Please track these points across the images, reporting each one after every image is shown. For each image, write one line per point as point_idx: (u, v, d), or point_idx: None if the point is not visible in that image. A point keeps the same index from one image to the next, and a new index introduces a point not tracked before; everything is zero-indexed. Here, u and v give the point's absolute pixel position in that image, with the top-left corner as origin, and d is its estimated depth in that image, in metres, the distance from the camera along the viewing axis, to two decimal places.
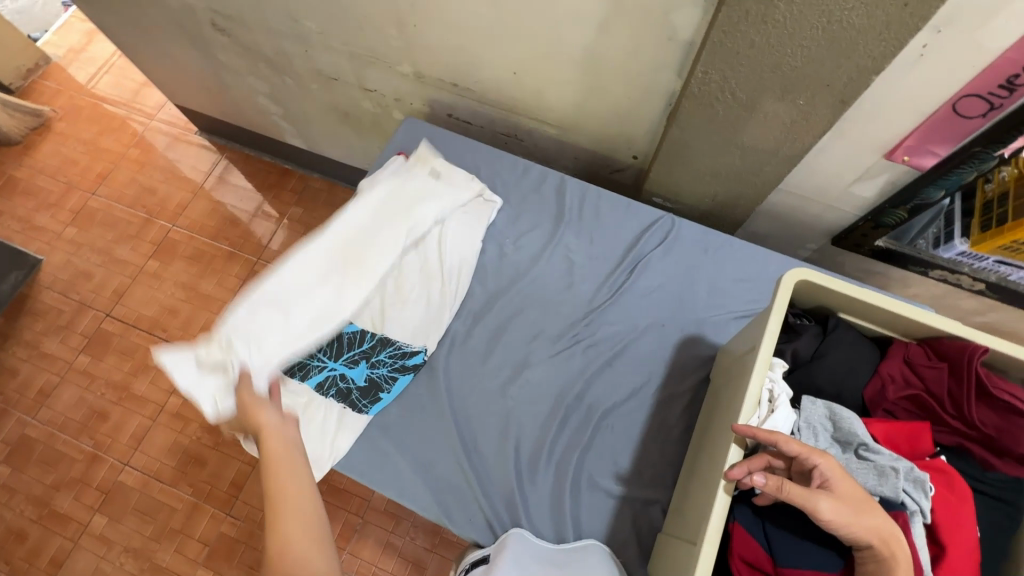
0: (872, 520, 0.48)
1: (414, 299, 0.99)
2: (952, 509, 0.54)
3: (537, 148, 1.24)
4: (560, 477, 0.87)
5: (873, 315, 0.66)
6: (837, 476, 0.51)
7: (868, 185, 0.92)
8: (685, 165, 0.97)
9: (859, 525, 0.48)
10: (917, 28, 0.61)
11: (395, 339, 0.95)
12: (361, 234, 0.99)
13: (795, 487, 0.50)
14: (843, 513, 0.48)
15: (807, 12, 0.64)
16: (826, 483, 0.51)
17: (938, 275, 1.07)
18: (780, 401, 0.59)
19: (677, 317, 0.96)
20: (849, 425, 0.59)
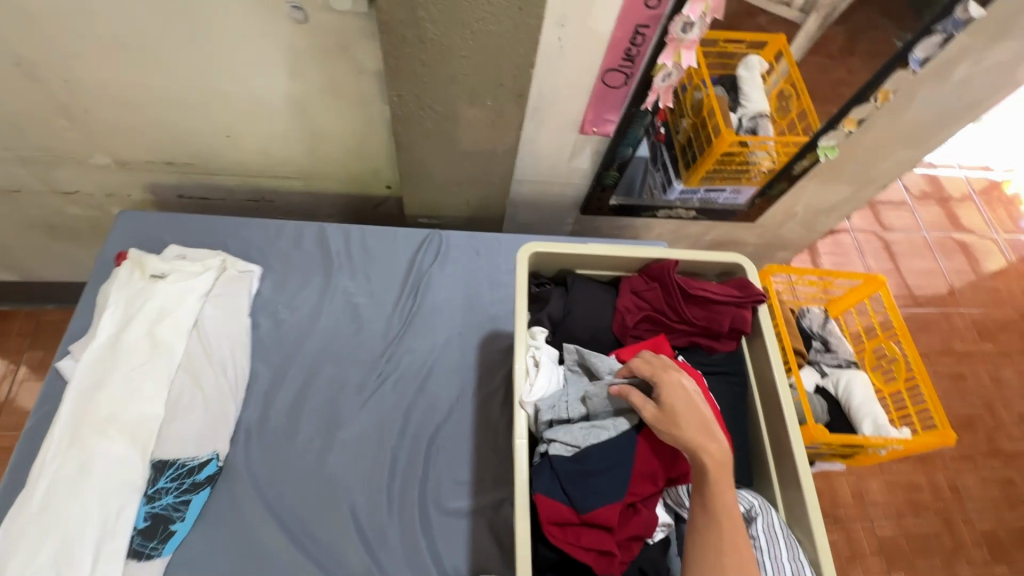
0: (690, 428, 0.55)
1: (180, 412, 0.84)
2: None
3: (293, 206, 1.18)
4: (409, 522, 0.83)
5: (598, 262, 0.76)
6: (677, 388, 0.57)
7: (582, 157, 1.07)
8: (432, 181, 1.02)
9: (681, 432, 0.54)
10: (538, 24, 0.72)
11: (173, 457, 0.80)
12: (96, 365, 0.83)
13: (643, 398, 0.57)
14: (666, 421, 0.55)
15: (450, 27, 0.72)
16: (661, 396, 0.57)
17: (664, 215, 1.28)
18: (542, 364, 0.64)
19: (472, 321, 1.01)
20: (600, 361, 0.65)
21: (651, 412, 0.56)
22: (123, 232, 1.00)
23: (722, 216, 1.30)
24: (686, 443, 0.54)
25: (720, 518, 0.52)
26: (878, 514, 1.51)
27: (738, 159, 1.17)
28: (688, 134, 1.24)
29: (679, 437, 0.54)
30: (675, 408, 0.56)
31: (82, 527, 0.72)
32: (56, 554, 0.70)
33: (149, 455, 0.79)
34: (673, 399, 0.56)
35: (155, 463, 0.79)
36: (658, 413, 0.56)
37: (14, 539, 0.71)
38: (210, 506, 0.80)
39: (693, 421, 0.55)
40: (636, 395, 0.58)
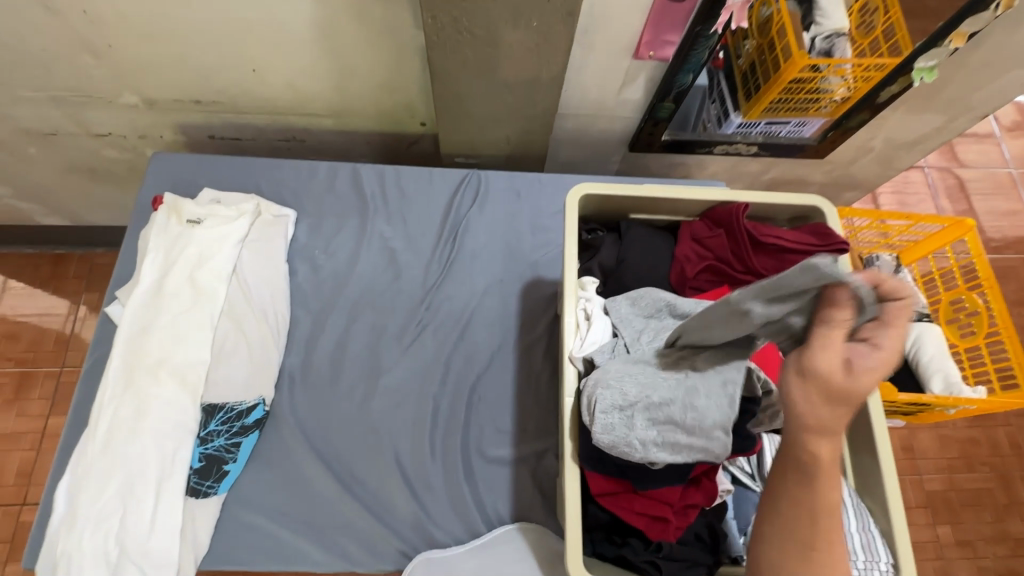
0: (830, 406, 0.43)
1: (228, 356, 0.84)
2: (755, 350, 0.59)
3: (324, 146, 1.13)
4: (452, 468, 0.83)
5: (656, 206, 0.69)
6: (875, 362, 0.42)
7: (635, 87, 0.96)
8: (470, 116, 0.94)
9: (819, 404, 0.43)
10: None
11: (222, 401, 0.82)
12: (144, 309, 0.84)
13: (830, 344, 0.43)
14: (815, 382, 0.43)
15: None
16: (852, 360, 0.43)
17: (722, 151, 1.16)
18: (595, 315, 0.59)
19: (512, 268, 0.96)
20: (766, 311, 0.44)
21: (823, 372, 0.43)
22: (156, 176, 0.98)
23: (786, 153, 1.18)
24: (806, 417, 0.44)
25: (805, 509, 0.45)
26: (929, 468, 1.46)
27: (808, 89, 1.03)
28: (750, 59, 1.09)
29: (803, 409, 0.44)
30: (853, 390, 0.42)
31: (142, 466, 0.75)
32: (122, 489, 0.74)
33: (200, 398, 0.80)
34: (863, 385, 0.42)
35: (206, 406, 0.81)
36: (825, 379, 0.43)
37: (84, 473, 0.75)
38: (261, 447, 0.82)
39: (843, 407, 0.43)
40: (833, 332, 0.43)
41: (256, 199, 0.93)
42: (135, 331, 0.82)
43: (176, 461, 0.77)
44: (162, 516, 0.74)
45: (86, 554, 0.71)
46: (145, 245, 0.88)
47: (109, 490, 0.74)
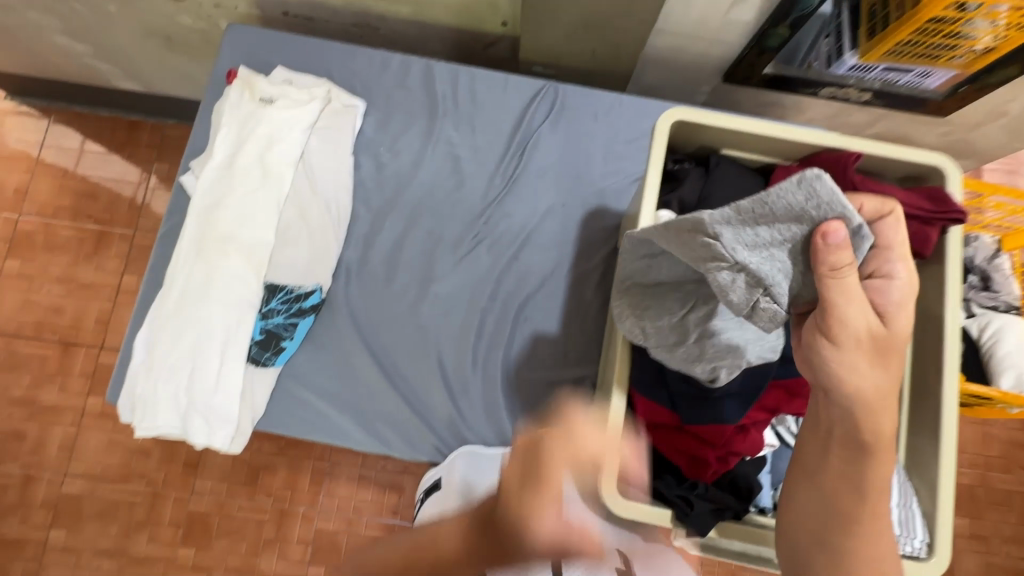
0: (880, 374, 0.47)
1: (291, 241, 0.86)
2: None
3: (398, 37, 1.08)
4: (491, 379, 0.86)
5: (755, 143, 0.63)
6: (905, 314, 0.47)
7: (747, 5, 0.85)
8: (559, 20, 0.86)
9: (875, 376, 0.46)
10: None
11: (283, 282, 0.85)
12: (216, 184, 0.86)
13: (863, 309, 0.45)
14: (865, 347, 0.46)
15: None
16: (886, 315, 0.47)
17: (829, 93, 1.05)
18: None
19: (577, 192, 0.92)
20: (736, 240, 0.45)
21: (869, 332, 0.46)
22: (230, 48, 0.96)
23: (901, 105, 1.05)
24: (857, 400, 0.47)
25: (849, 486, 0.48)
26: (962, 461, 1.42)
27: (945, 32, 0.84)
28: None
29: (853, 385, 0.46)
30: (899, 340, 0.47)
31: (212, 331, 0.81)
32: (192, 348, 0.80)
33: (263, 277, 0.84)
34: (900, 326, 0.47)
35: (269, 285, 0.85)
36: (856, 340, 0.46)
37: (158, 329, 0.81)
38: (315, 330, 0.86)
39: (885, 386, 0.47)
40: (856, 287, 0.45)
41: (327, 85, 0.91)
42: (207, 205, 0.85)
43: (242, 331, 0.82)
44: (225, 378, 0.80)
45: (162, 398, 0.79)
46: (218, 119, 0.88)
47: (182, 346, 0.80)
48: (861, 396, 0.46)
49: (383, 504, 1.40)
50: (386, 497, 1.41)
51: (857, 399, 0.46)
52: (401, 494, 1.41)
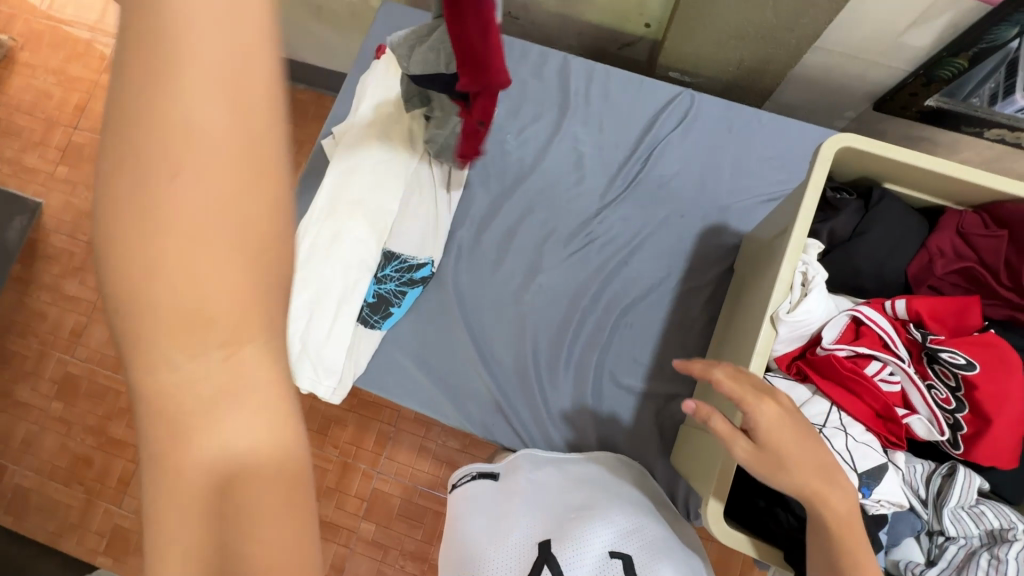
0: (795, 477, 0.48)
1: (413, 215, 0.92)
2: (996, 381, 0.50)
3: (536, 28, 1.09)
4: (582, 379, 0.86)
5: (927, 183, 0.58)
6: (773, 423, 0.49)
7: (925, 31, 0.79)
8: (713, 27, 0.83)
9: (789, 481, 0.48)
10: None
11: (400, 251, 0.90)
12: (354, 151, 0.91)
13: (732, 441, 0.50)
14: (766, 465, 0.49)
15: None
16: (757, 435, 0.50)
17: (995, 136, 0.94)
18: (815, 287, 0.54)
19: (698, 206, 0.89)
20: None
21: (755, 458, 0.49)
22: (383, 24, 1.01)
23: None
24: (762, 434, 0.49)
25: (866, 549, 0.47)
26: None
27: None
28: None
29: (753, 419, 0.49)
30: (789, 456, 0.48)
31: (331, 285, 0.86)
32: (311, 300, 0.86)
33: (383, 243, 0.90)
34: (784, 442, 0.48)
35: (385, 253, 0.90)
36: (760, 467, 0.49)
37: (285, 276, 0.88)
38: (420, 301, 0.90)
39: (782, 421, 0.49)
40: (719, 424, 0.51)
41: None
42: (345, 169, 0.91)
43: (357, 290, 0.87)
44: (336, 333, 0.86)
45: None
46: (366, 90, 0.93)
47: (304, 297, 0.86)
48: (759, 425, 0.49)
49: (438, 478, 1.45)
50: (442, 470, 1.45)
51: (759, 430, 0.49)
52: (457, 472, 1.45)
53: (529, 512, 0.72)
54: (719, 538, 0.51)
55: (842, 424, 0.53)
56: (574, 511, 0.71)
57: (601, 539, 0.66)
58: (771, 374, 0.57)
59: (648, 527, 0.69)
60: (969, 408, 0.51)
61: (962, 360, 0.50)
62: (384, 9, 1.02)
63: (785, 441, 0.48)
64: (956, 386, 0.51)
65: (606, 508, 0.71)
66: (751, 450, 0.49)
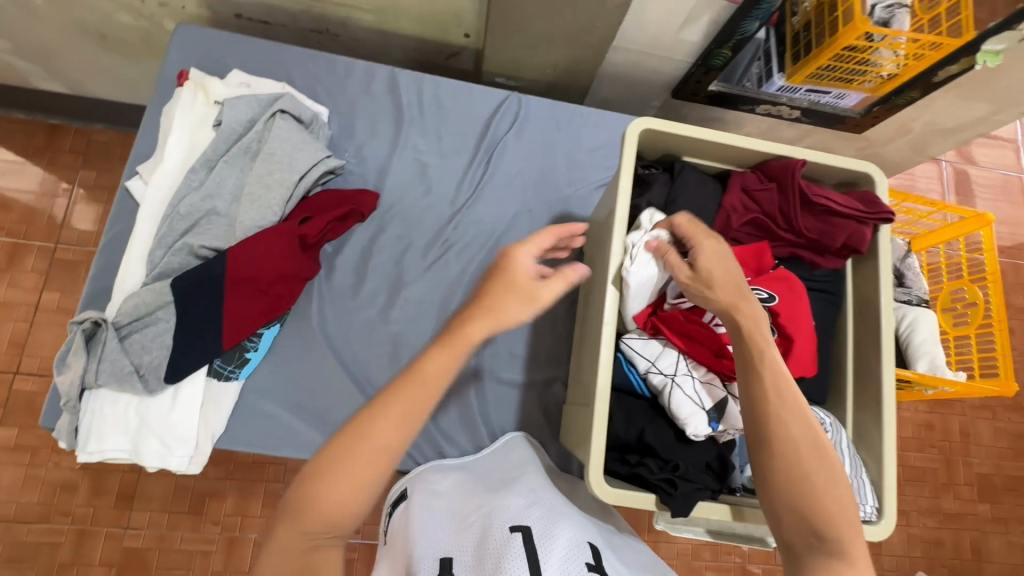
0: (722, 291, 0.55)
1: None
2: (792, 306, 0.61)
3: (358, 43, 1.07)
4: (465, 384, 0.86)
5: (713, 153, 0.69)
6: (714, 256, 0.56)
7: (695, 28, 0.93)
8: (523, 33, 0.89)
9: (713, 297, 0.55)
10: None
11: None
12: (167, 191, 0.81)
13: (677, 259, 0.57)
14: (696, 285, 0.56)
15: None
16: (695, 262, 0.57)
17: (764, 110, 1.15)
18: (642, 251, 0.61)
19: (543, 199, 0.95)
20: None
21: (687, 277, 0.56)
22: (180, 47, 0.92)
23: (825, 121, 1.17)
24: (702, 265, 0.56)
25: (791, 429, 0.50)
26: None
27: (857, 58, 0.96)
28: (807, 18, 0.99)
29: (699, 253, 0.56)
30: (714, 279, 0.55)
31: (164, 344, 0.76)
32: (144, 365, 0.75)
33: None
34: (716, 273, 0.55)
35: None
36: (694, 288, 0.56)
37: (101, 349, 0.74)
38: (279, 340, 0.84)
39: (722, 259, 0.56)
40: (671, 255, 0.58)
41: (288, 87, 0.89)
42: (159, 213, 0.80)
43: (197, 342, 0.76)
44: (187, 399, 0.76)
45: (115, 424, 0.74)
46: (170, 122, 0.83)
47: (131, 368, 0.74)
48: (701, 257, 0.56)
49: None
50: None
51: (700, 261, 0.56)
52: None
53: (432, 532, 0.64)
54: (613, 504, 0.56)
55: (688, 369, 0.60)
56: (472, 515, 0.66)
57: (498, 523, 0.62)
58: (627, 338, 0.62)
59: (547, 503, 0.68)
60: (776, 334, 0.61)
61: (763, 294, 0.60)
62: (179, 34, 0.92)
63: (718, 272, 0.56)
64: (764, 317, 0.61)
65: (501, 500, 0.68)
66: (688, 276, 0.57)
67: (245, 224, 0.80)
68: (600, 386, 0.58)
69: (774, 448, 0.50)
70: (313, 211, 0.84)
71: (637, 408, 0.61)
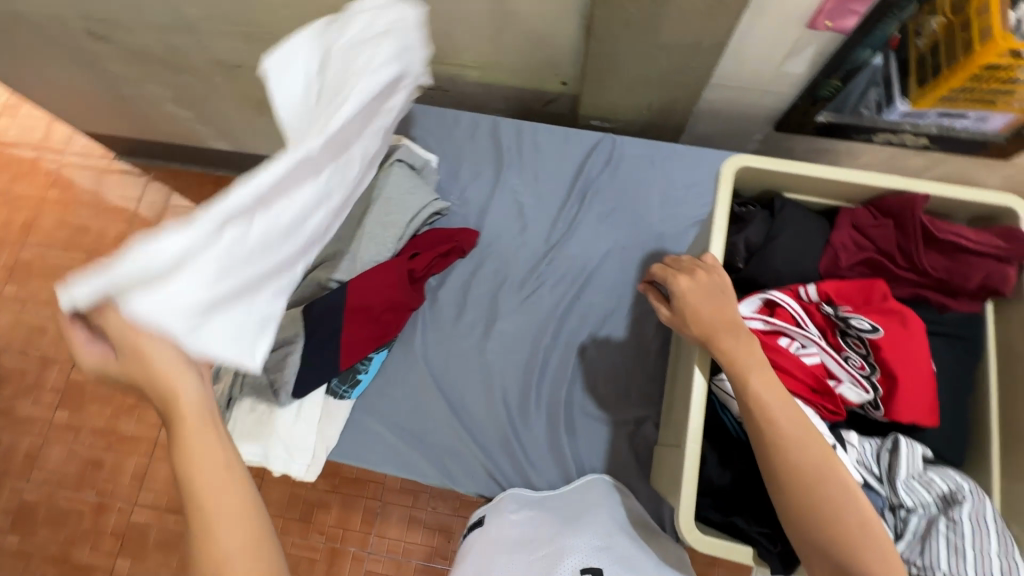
0: (697, 324, 0.57)
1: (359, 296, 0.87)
2: (897, 340, 0.57)
3: (465, 96, 1.18)
4: (554, 416, 0.88)
5: (817, 188, 0.66)
6: (688, 291, 0.59)
7: (799, 60, 0.91)
8: (619, 78, 0.93)
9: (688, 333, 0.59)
10: None
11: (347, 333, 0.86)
12: None
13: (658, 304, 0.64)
14: (678, 322, 0.60)
15: None
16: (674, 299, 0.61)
17: (884, 139, 1.07)
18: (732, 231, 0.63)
19: (635, 236, 0.96)
20: None
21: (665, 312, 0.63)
22: None
23: (961, 149, 1.05)
24: (678, 303, 0.60)
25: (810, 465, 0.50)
26: None
27: (998, 79, 0.86)
28: (934, 40, 0.90)
29: (673, 293, 0.60)
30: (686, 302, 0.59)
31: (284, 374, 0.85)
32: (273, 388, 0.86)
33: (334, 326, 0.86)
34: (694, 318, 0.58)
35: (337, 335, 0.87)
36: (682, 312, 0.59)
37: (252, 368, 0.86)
38: (387, 363, 0.92)
39: (699, 293, 0.58)
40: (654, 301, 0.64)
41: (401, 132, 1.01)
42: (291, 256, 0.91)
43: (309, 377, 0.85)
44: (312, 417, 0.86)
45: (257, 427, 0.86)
46: None
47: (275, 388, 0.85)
48: (677, 295, 0.60)
49: (431, 548, 1.39)
50: (435, 539, 1.40)
51: (677, 299, 0.60)
52: (451, 538, 1.40)
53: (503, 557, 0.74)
54: (706, 553, 0.53)
55: None
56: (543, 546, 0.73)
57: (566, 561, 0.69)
58: (718, 380, 0.60)
59: (619, 544, 0.72)
60: (880, 370, 0.57)
61: (867, 325, 0.57)
62: None
63: (701, 307, 0.58)
64: (867, 352, 0.58)
65: (569, 536, 0.72)
66: (668, 314, 0.62)
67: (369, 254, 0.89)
68: (692, 424, 0.56)
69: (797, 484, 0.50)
70: (420, 248, 0.93)
71: (734, 452, 0.59)
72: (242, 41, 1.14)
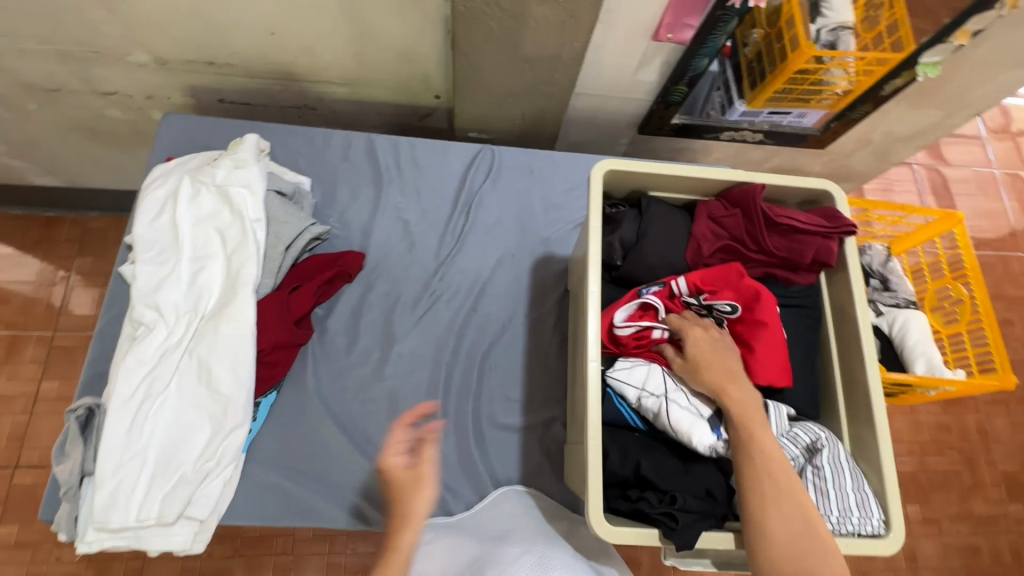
0: (717, 373, 0.60)
1: (232, 336, 0.78)
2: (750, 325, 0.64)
3: (335, 113, 1.13)
4: (463, 431, 0.86)
5: (676, 186, 0.72)
6: (704, 342, 0.62)
7: (649, 68, 0.99)
8: (490, 90, 0.95)
9: (705, 383, 0.60)
10: None
11: (222, 380, 0.77)
12: (148, 277, 0.80)
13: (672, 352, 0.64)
14: (690, 374, 0.61)
15: None
16: (686, 353, 0.63)
17: (729, 137, 1.20)
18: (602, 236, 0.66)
19: (523, 242, 0.98)
20: None
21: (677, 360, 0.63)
22: (168, 133, 1.01)
23: (788, 141, 1.22)
24: (691, 352, 0.62)
25: (760, 465, 0.54)
26: (901, 450, 1.41)
27: (811, 79, 1.01)
28: (757, 49, 1.04)
29: (687, 342, 0.62)
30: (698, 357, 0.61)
31: (148, 437, 0.74)
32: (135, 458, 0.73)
33: (205, 376, 0.77)
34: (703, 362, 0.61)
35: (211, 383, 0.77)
36: (698, 360, 0.61)
37: (112, 428, 0.73)
38: (276, 406, 0.85)
39: (711, 346, 0.62)
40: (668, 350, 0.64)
41: (267, 141, 0.93)
42: (143, 300, 0.79)
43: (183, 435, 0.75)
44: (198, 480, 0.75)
45: (123, 497, 0.72)
46: (149, 202, 0.84)
47: (149, 451, 0.74)
48: (693, 346, 0.62)
49: None
50: None
51: (691, 351, 0.62)
52: None
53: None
54: (615, 543, 0.56)
55: (677, 389, 0.62)
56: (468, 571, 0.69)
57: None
58: (612, 372, 0.64)
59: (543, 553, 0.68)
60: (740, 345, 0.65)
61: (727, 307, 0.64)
62: (166, 122, 1.01)
63: (713, 362, 0.61)
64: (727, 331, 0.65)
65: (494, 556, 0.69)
66: (680, 364, 0.63)
67: (246, 281, 0.80)
68: (591, 420, 0.59)
69: (749, 478, 0.54)
70: (301, 279, 0.88)
71: (632, 442, 0.62)
72: (57, 61, 0.98)
